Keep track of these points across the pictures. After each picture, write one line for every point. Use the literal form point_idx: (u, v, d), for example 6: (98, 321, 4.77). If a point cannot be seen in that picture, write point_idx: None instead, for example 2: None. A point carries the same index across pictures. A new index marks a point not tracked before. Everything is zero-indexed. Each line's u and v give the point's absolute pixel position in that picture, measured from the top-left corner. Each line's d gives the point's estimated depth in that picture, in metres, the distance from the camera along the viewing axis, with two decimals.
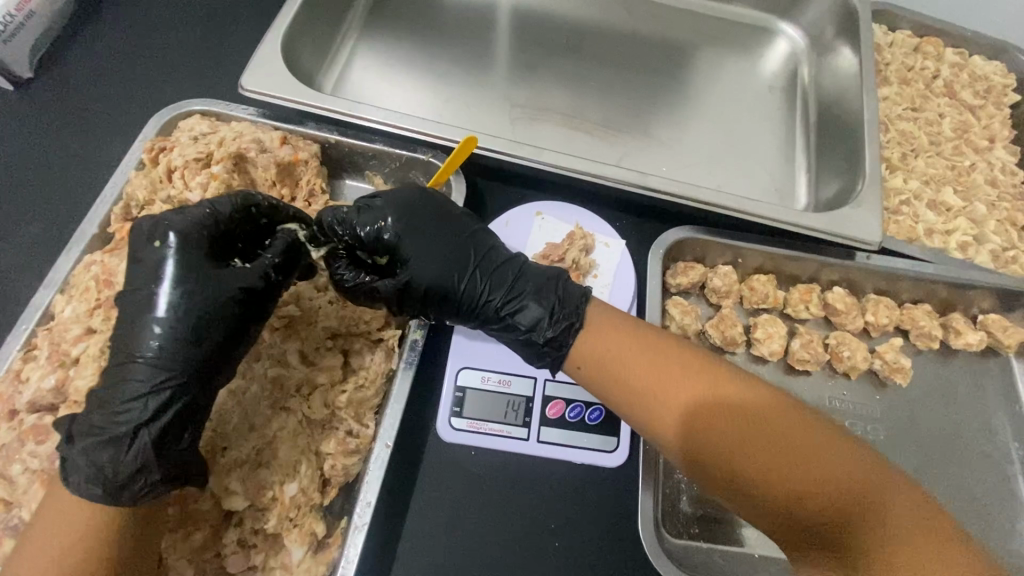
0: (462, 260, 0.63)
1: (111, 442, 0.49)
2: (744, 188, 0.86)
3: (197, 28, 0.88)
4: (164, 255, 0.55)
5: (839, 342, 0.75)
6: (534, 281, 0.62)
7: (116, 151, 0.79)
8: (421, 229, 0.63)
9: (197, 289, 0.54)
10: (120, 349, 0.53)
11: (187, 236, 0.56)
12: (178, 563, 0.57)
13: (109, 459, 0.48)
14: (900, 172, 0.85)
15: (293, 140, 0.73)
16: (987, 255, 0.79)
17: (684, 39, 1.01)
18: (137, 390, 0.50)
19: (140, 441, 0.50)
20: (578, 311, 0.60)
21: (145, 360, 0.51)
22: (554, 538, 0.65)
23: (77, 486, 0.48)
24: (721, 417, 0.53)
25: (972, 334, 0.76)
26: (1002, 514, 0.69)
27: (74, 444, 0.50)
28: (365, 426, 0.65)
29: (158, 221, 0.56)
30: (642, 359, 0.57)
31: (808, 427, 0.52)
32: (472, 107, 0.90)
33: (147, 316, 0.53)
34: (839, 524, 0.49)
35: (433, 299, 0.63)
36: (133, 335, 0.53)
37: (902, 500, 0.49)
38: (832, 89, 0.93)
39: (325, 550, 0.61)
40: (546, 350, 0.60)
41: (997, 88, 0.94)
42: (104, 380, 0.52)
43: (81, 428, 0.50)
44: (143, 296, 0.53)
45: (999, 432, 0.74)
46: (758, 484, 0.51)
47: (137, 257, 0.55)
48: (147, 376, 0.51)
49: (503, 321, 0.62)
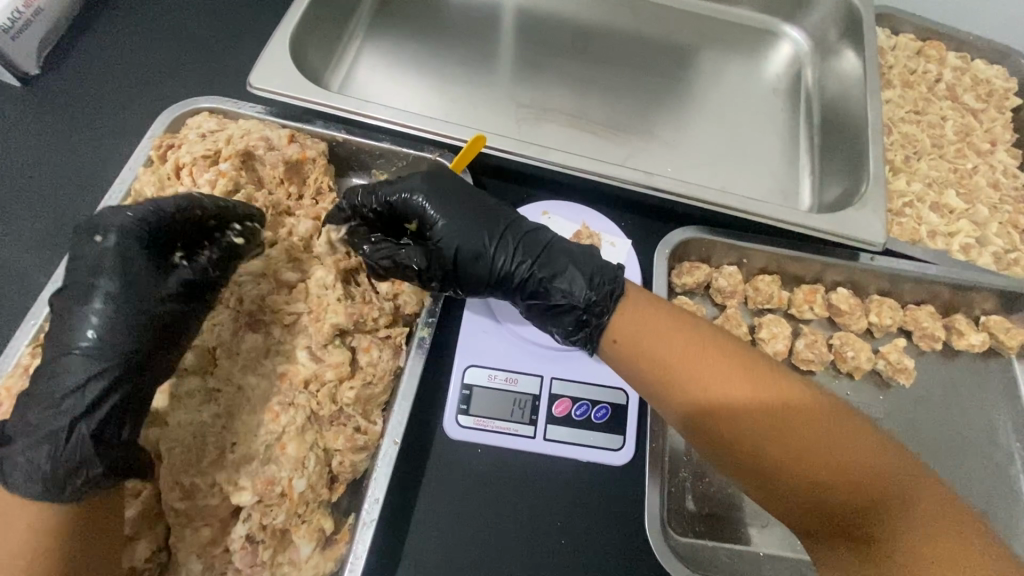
0: (492, 226, 0.65)
1: (47, 436, 0.49)
2: (748, 188, 0.87)
3: (205, 25, 0.88)
4: (105, 250, 0.54)
5: (842, 342, 0.75)
6: (568, 249, 0.64)
7: (124, 148, 0.79)
8: (451, 196, 0.66)
9: (137, 282, 0.54)
10: (55, 343, 0.52)
11: (126, 229, 0.55)
12: (187, 558, 0.58)
13: (46, 454, 0.48)
14: (902, 175, 0.86)
15: (301, 138, 0.74)
16: (989, 257, 0.80)
17: (689, 41, 1.02)
18: (73, 381, 0.50)
19: (77, 432, 0.49)
20: (616, 277, 0.62)
21: (81, 350, 0.51)
22: (560, 536, 0.65)
23: (14, 486, 0.47)
24: (748, 404, 0.54)
25: (973, 335, 0.77)
26: (1004, 515, 0.70)
27: (14, 444, 0.49)
28: (372, 423, 0.65)
29: (96, 218, 0.55)
30: (672, 343, 0.57)
31: (837, 420, 0.52)
32: (479, 107, 0.90)
33: (85, 308, 0.52)
34: (861, 513, 0.50)
35: (464, 261, 0.65)
36: (69, 329, 0.52)
37: (928, 498, 0.49)
38: (835, 91, 0.94)
39: (332, 546, 0.61)
40: (588, 313, 0.60)
41: (998, 92, 0.95)
42: (37, 378, 0.51)
43: (17, 429, 0.50)
44: (83, 288, 0.53)
45: (1001, 432, 0.74)
46: (782, 468, 0.52)
47: (75, 254, 0.55)
48: (84, 367, 0.51)
49: (541, 286, 0.63)
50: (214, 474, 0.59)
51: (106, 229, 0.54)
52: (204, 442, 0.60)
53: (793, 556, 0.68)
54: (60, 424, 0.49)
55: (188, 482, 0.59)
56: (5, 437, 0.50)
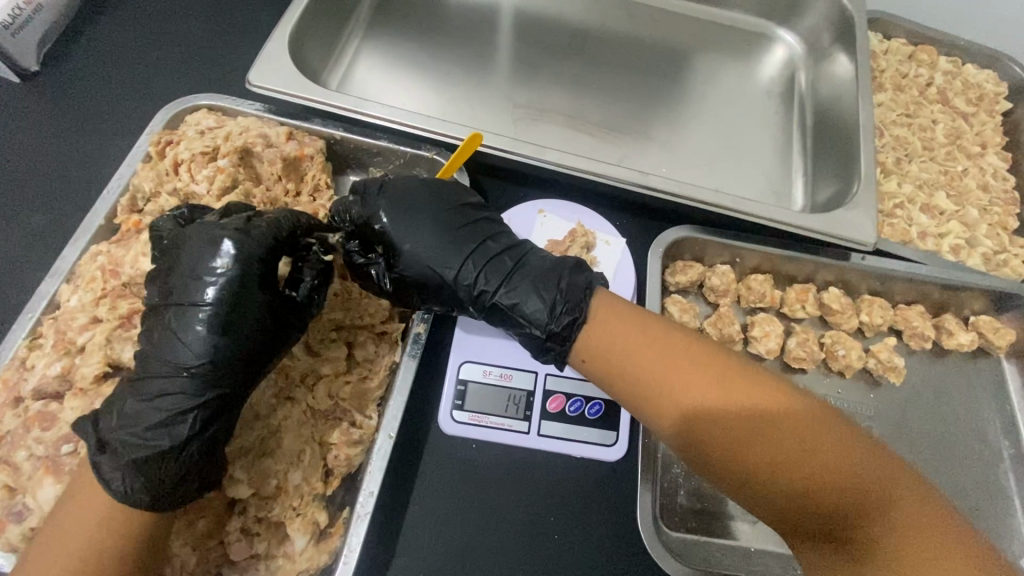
0: (458, 248, 0.65)
1: (154, 453, 0.50)
2: (741, 189, 0.88)
3: (203, 24, 0.89)
4: (225, 276, 0.54)
5: (834, 341, 0.76)
6: (535, 272, 0.64)
7: (123, 144, 0.79)
8: (416, 215, 0.66)
9: (256, 312, 0.55)
10: (159, 355, 0.53)
11: (247, 254, 0.55)
12: (182, 550, 0.57)
13: (157, 470, 0.50)
14: (893, 177, 0.87)
15: (299, 136, 0.75)
16: (979, 258, 0.81)
17: (685, 44, 1.03)
18: (181, 403, 0.52)
19: (185, 452, 0.52)
20: (582, 304, 0.61)
21: (190, 371, 0.52)
22: (554, 531, 0.65)
23: (121, 494, 0.48)
24: (729, 414, 0.54)
25: (963, 335, 0.78)
26: (993, 512, 0.71)
27: (117, 454, 0.50)
28: (367, 417, 0.66)
29: (212, 236, 0.55)
30: (648, 353, 0.57)
31: (818, 426, 0.53)
32: (476, 107, 0.91)
33: (198, 331, 0.53)
34: (844, 516, 0.50)
35: (428, 286, 0.65)
36: (173, 342, 0.53)
37: (907, 498, 0.50)
38: (828, 94, 0.95)
39: (327, 539, 0.61)
40: (548, 343, 0.62)
41: (989, 96, 0.96)
42: (138, 386, 0.52)
43: (118, 441, 0.51)
44: (191, 306, 0.53)
45: (990, 431, 0.75)
46: (765, 479, 0.52)
47: (187, 268, 0.55)
48: (193, 389, 0.52)
49: (503, 309, 0.64)
50: None
51: (224, 250, 0.55)
52: None
53: (783, 552, 0.68)
54: (168, 443, 0.51)
55: None
56: (105, 444, 0.51)
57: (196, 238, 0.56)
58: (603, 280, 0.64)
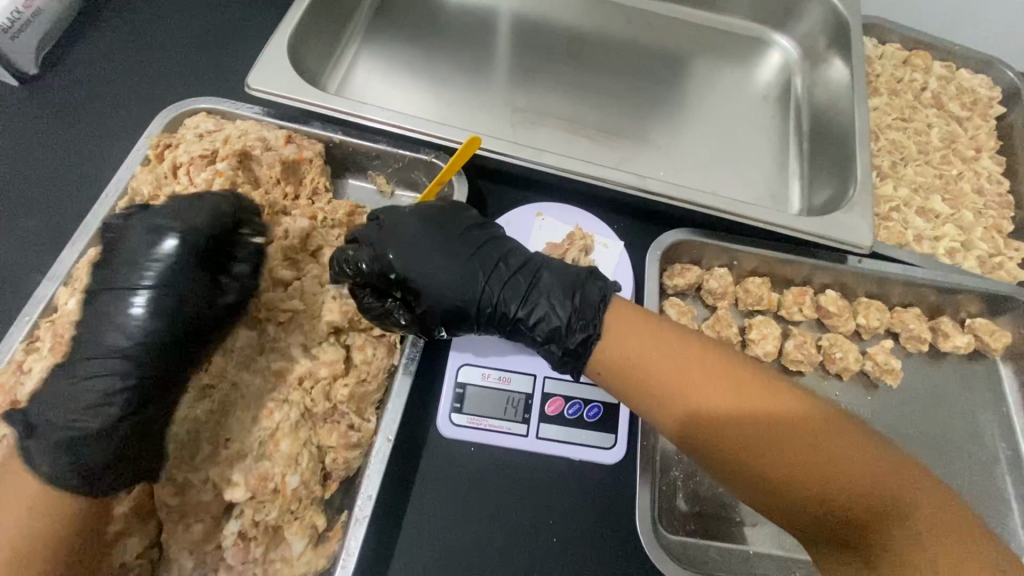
0: (473, 276, 0.65)
1: (85, 431, 0.51)
2: (739, 193, 0.88)
3: (202, 28, 0.89)
4: (163, 260, 0.56)
5: (831, 343, 0.76)
6: (550, 288, 0.64)
7: (122, 147, 0.79)
8: (427, 249, 0.65)
9: (191, 297, 0.57)
10: (93, 337, 0.54)
11: (192, 241, 0.58)
12: (179, 553, 0.59)
13: (85, 450, 0.51)
14: (889, 180, 0.88)
15: (298, 139, 0.75)
16: (974, 261, 0.81)
17: (681, 49, 1.04)
18: (113, 378, 0.52)
19: (118, 429, 0.52)
20: (596, 320, 0.61)
21: (122, 348, 0.53)
22: (552, 533, 0.65)
23: (49, 475, 0.50)
24: (744, 424, 0.54)
25: (959, 337, 0.78)
26: (989, 513, 0.71)
27: (44, 436, 0.51)
28: (365, 420, 0.65)
29: (154, 224, 0.58)
30: (662, 363, 0.57)
31: (832, 433, 0.52)
32: (474, 111, 0.91)
33: (130, 313, 0.54)
34: (857, 523, 0.51)
35: (452, 317, 0.65)
36: (108, 326, 0.54)
37: (924, 503, 0.50)
38: (824, 98, 0.96)
39: (325, 543, 0.61)
40: (567, 359, 0.62)
41: (983, 100, 0.97)
42: (70, 369, 0.53)
43: (44, 423, 0.51)
44: (130, 286, 0.55)
45: (986, 433, 0.76)
46: (780, 487, 0.52)
47: (128, 255, 0.57)
48: (127, 365, 0.53)
49: (526, 329, 0.64)
50: (208, 469, 0.60)
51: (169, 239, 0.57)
52: (201, 438, 0.61)
53: (781, 554, 0.69)
54: (97, 421, 0.52)
55: (183, 478, 0.59)
56: (33, 427, 0.51)
57: (140, 225, 0.59)
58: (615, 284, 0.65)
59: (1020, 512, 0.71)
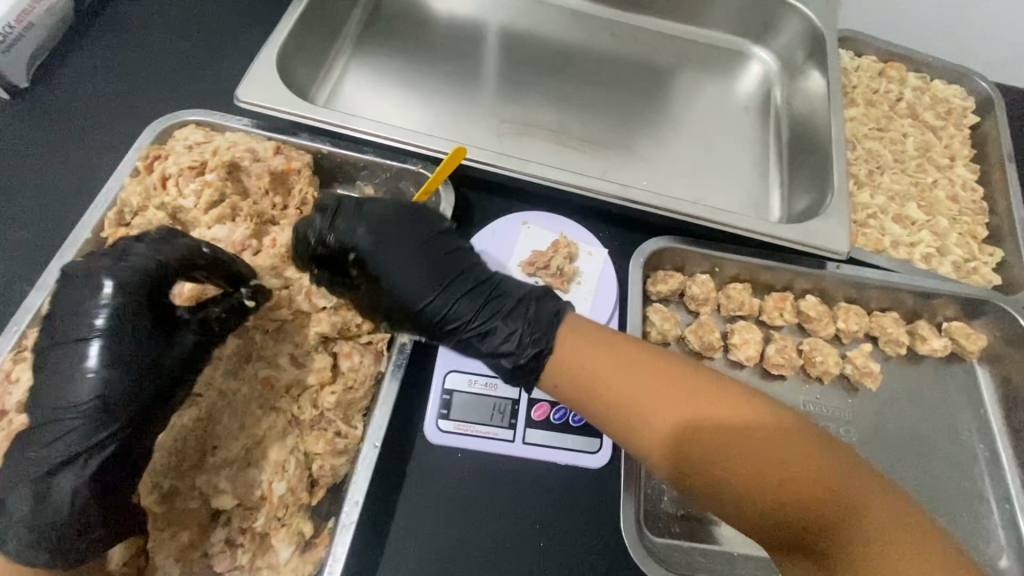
0: (430, 280, 0.66)
1: (43, 503, 0.50)
2: (720, 202, 0.90)
3: (191, 42, 0.91)
4: (113, 311, 0.53)
5: (812, 347, 0.78)
6: (507, 302, 0.65)
7: (113, 159, 0.80)
8: (391, 244, 0.66)
9: (145, 346, 0.54)
10: (43, 403, 0.52)
11: (133, 288, 0.54)
12: (166, 563, 0.58)
13: (52, 521, 0.50)
14: (866, 188, 0.90)
15: (286, 150, 0.76)
16: (949, 266, 0.83)
17: (663, 62, 1.06)
18: (74, 446, 0.51)
19: (79, 497, 0.51)
20: (548, 334, 0.61)
21: (77, 413, 0.51)
22: (539, 538, 0.66)
23: (18, 554, 0.49)
24: (703, 435, 0.54)
25: (936, 340, 0.80)
26: (968, 513, 0.72)
27: (13, 509, 0.50)
28: (353, 427, 0.66)
29: (97, 275, 0.55)
30: (621, 377, 0.57)
31: (790, 440, 0.53)
32: (460, 122, 0.93)
33: (82, 366, 0.52)
34: (815, 528, 0.52)
35: (401, 313, 0.66)
36: (67, 384, 0.52)
37: (876, 505, 0.52)
38: (803, 109, 0.98)
39: (312, 550, 0.61)
40: (518, 374, 0.62)
41: (957, 110, 0.99)
42: (27, 439, 0.52)
43: (9, 494, 0.50)
44: (76, 345, 0.53)
45: (965, 434, 0.77)
46: (739, 495, 0.53)
47: (77, 306, 0.54)
48: (75, 422, 0.51)
49: (478, 340, 0.65)
50: (195, 476, 0.61)
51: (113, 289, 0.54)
52: (185, 447, 0.61)
53: (766, 556, 0.69)
54: (62, 497, 0.50)
55: (168, 485, 0.59)
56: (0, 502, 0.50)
57: (79, 277, 0.55)
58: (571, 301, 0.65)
59: (998, 511, 0.73)
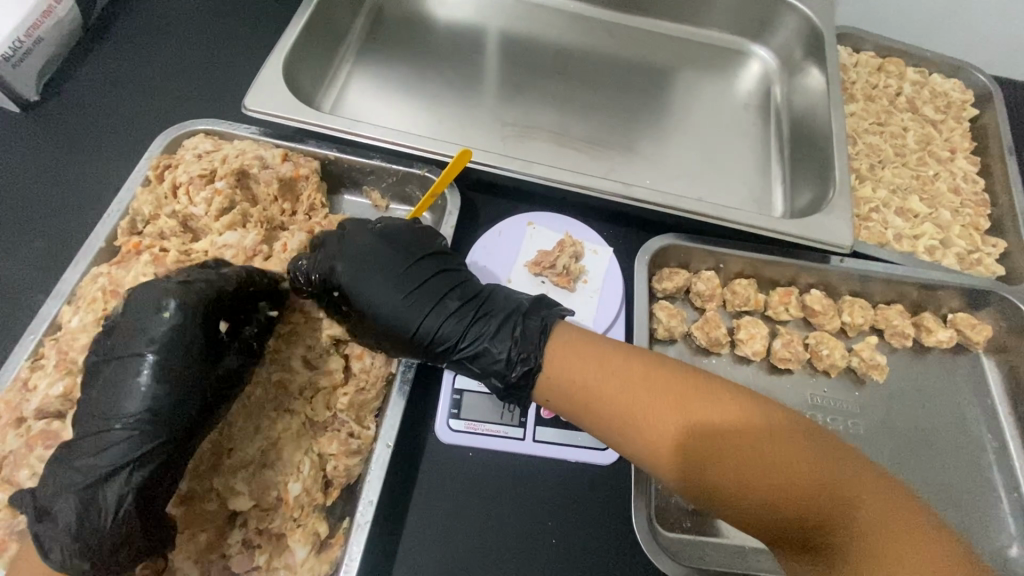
0: (418, 303, 0.67)
1: (88, 513, 0.51)
2: (723, 199, 0.91)
3: (198, 52, 0.92)
4: (166, 326, 0.55)
5: (818, 341, 0.78)
6: (495, 320, 0.66)
7: (123, 170, 0.82)
8: (376, 272, 0.67)
9: (191, 363, 0.55)
10: (94, 414, 0.54)
11: (188, 305, 0.56)
12: (184, 564, 0.59)
13: (93, 531, 0.51)
14: (868, 182, 0.91)
15: (294, 157, 0.77)
16: (952, 258, 0.84)
17: (663, 62, 1.07)
18: (120, 458, 0.52)
19: (125, 506, 0.52)
20: (536, 351, 0.63)
21: (128, 425, 0.53)
22: (552, 535, 0.66)
23: (59, 562, 0.50)
24: (692, 439, 0.56)
25: (941, 332, 0.80)
26: (978, 502, 0.73)
27: (53, 518, 0.50)
28: (365, 428, 0.67)
29: (150, 291, 0.57)
30: (610, 386, 0.59)
31: (780, 440, 0.54)
32: (464, 125, 0.94)
33: (132, 379, 0.54)
34: (815, 525, 0.52)
35: (393, 337, 0.66)
36: (118, 395, 0.54)
37: (871, 500, 0.52)
38: (802, 106, 0.99)
39: (327, 549, 0.62)
40: (511, 391, 0.65)
41: (956, 103, 1.00)
42: (76, 447, 0.53)
43: (53, 503, 0.51)
44: (131, 359, 0.54)
45: (973, 425, 0.77)
46: (738, 497, 0.54)
47: (131, 319, 0.56)
48: (126, 435, 0.52)
49: (469, 362, 0.66)
50: (212, 479, 0.61)
51: (169, 305, 0.56)
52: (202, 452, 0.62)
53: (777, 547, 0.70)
54: (108, 506, 0.51)
55: (186, 488, 0.61)
56: (42, 508, 0.51)
57: (136, 295, 0.57)
58: (565, 313, 0.67)
59: (1008, 501, 0.73)
